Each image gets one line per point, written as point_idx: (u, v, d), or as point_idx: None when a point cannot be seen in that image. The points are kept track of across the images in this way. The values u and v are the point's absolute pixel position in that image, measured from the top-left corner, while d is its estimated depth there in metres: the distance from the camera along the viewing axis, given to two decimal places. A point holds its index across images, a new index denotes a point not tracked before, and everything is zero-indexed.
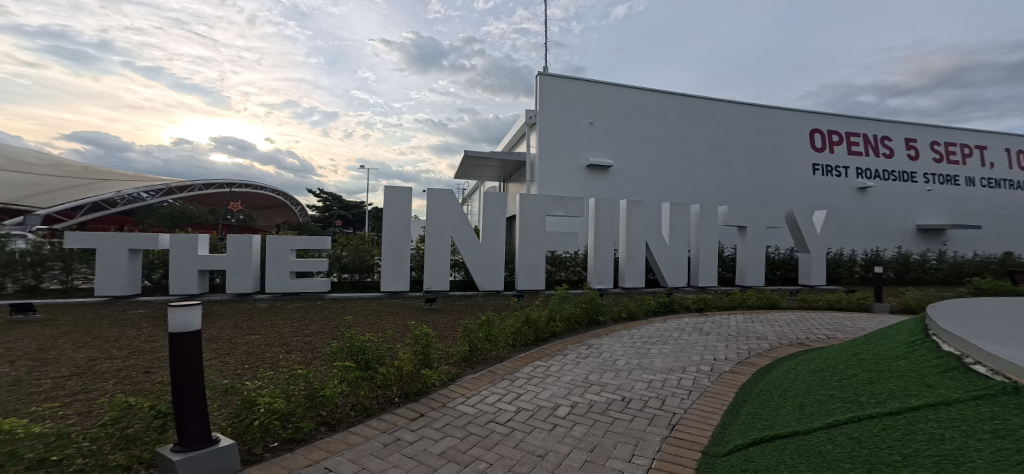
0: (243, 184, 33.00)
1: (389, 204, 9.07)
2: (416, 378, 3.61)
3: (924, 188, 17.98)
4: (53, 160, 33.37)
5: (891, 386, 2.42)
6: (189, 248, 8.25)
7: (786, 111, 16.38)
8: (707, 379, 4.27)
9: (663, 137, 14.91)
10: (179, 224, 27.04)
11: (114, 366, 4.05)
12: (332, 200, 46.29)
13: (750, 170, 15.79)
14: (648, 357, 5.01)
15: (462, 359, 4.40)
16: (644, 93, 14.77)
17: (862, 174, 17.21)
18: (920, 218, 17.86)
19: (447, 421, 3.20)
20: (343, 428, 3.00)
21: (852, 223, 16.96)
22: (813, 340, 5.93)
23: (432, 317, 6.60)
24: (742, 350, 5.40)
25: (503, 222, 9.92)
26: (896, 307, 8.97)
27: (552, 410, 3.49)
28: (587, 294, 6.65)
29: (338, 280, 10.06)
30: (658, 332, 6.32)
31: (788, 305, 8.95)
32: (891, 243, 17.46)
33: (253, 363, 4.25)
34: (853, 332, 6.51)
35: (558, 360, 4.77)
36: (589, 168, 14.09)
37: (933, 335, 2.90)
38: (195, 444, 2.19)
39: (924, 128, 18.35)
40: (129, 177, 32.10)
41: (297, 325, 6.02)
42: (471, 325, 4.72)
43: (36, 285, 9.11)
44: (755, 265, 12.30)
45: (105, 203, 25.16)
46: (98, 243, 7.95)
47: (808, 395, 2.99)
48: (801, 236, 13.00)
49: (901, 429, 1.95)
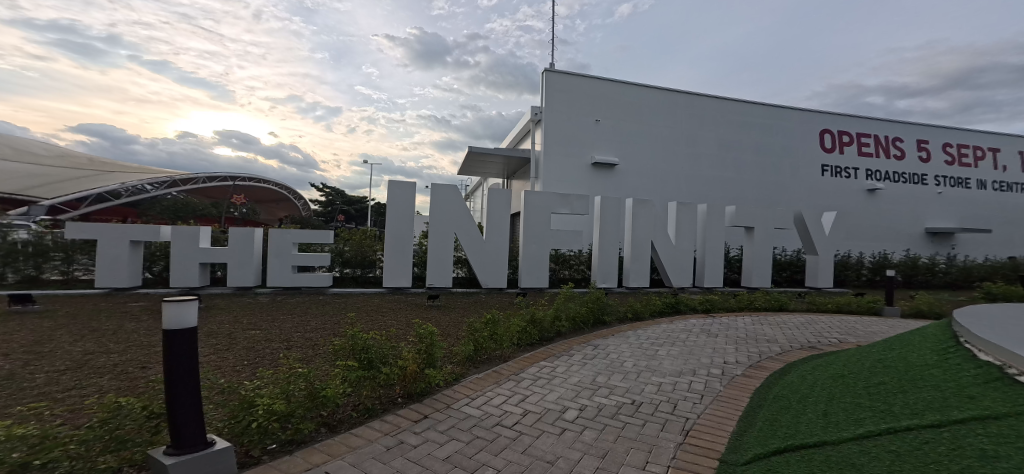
0: (246, 177, 32.92)
1: (392, 199, 8.92)
2: (420, 378, 3.49)
3: (934, 190, 17.74)
4: (60, 151, 33.56)
5: (927, 398, 2.30)
6: (190, 240, 8.14)
7: (797, 111, 16.14)
8: (719, 383, 4.14)
9: (670, 136, 14.73)
10: (182, 217, 27.02)
11: (110, 361, 3.95)
12: (335, 194, 46.16)
13: (758, 170, 15.59)
14: (657, 359, 4.88)
15: (466, 358, 4.25)
16: (651, 92, 14.60)
17: (872, 175, 16.99)
18: (930, 221, 17.64)
19: (452, 424, 3.09)
20: (344, 429, 2.89)
21: (860, 225, 16.80)
22: (825, 344, 5.75)
23: (435, 315, 6.47)
24: (752, 353, 5.25)
25: (507, 219, 9.78)
26: (907, 311, 8.79)
27: (560, 413, 3.37)
28: (592, 293, 6.49)
29: (340, 275, 9.96)
30: (666, 333, 6.18)
31: (797, 307, 8.82)
32: (900, 246, 17.23)
33: (252, 360, 4.15)
34: (866, 336, 6.34)
35: (564, 361, 4.65)
36: (595, 165, 13.93)
37: (967, 344, 2.78)
38: (189, 447, 2.04)
39: (937, 130, 18.09)
40: (134, 169, 32.17)
41: (297, 321, 5.91)
42: (475, 324, 4.59)
43: (37, 276, 9.01)
44: (762, 267, 12.13)
45: (109, 195, 25.28)
46: (99, 234, 7.86)
47: (832, 403, 2.88)
48: (809, 238, 12.84)
49: (946, 444, 1.84)
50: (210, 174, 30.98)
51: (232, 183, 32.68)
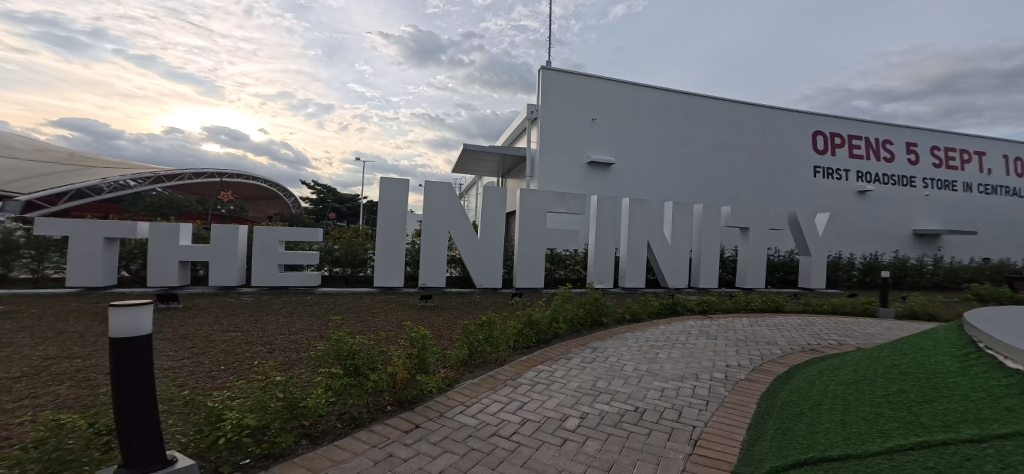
0: (233, 174, 32.14)
1: (383, 196, 8.65)
2: (411, 385, 3.26)
3: (922, 192, 17.92)
4: (39, 146, 32.58)
5: (959, 409, 2.13)
6: (169, 237, 7.78)
7: (790, 113, 16.18)
8: (723, 388, 3.97)
9: (666, 135, 14.64)
10: (165, 213, 27.88)
11: (72, 367, 3.68)
12: (326, 193, 45.38)
13: (752, 170, 15.58)
14: (657, 362, 4.70)
15: (461, 362, 4.03)
16: (647, 91, 14.49)
17: (862, 177, 17.09)
18: (918, 223, 17.82)
19: (445, 434, 2.87)
20: (328, 441, 2.66)
21: (851, 227, 16.90)
22: (825, 346, 5.61)
23: (427, 316, 6.22)
24: (755, 356, 5.08)
25: (502, 217, 9.55)
26: (901, 312, 8.62)
27: (560, 422, 3.16)
28: (590, 294, 6.30)
29: (329, 274, 9.64)
30: (664, 335, 6.01)
31: (793, 308, 8.73)
32: (889, 248, 17.37)
33: (230, 365, 3.90)
34: (865, 338, 6.22)
35: (563, 365, 4.45)
36: (590, 165, 13.79)
37: (987, 349, 2.64)
38: (145, 467, 1.78)
39: (925, 133, 18.27)
40: (116, 164, 31.19)
41: (282, 322, 5.63)
42: (470, 327, 4.35)
43: (5, 275, 8.51)
44: (757, 268, 12.09)
45: (90, 190, 24.43)
46: (72, 231, 7.47)
47: (849, 412, 2.71)
48: (802, 239, 12.82)
49: (992, 462, 1.68)
50: (196, 171, 30.22)
51: (218, 179, 31.91)
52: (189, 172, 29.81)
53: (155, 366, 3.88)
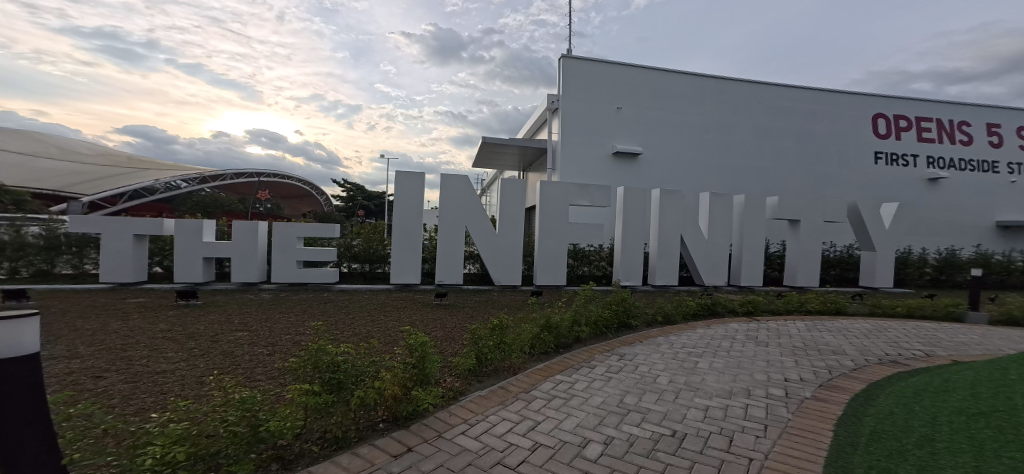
0: (270, 174, 33.33)
1: (400, 190, 8.32)
2: (406, 399, 2.79)
3: (1007, 179, 15.76)
4: (103, 151, 35.17)
5: None
6: (193, 234, 7.80)
7: (846, 95, 14.62)
8: (785, 409, 3.26)
9: (701, 123, 13.58)
10: (211, 212, 28.68)
11: (66, 369, 3.56)
12: (356, 190, 46.26)
13: (801, 157, 14.19)
14: (697, 374, 4.03)
15: (467, 371, 3.55)
16: (680, 77, 13.47)
17: (933, 162, 15.23)
18: (1001, 214, 15.71)
19: (440, 462, 2.39)
20: (301, 467, 2.25)
21: (920, 219, 15.14)
22: (907, 357, 4.67)
23: (438, 316, 5.80)
24: (819, 368, 4.27)
25: (522, 211, 9.01)
26: (994, 317, 7.34)
27: (579, 449, 2.61)
28: (616, 293, 5.64)
29: (349, 271, 9.46)
30: (703, 340, 5.27)
31: (856, 311, 7.66)
32: (966, 242, 15.41)
33: (221, 369, 3.63)
34: (953, 348, 5.19)
35: (584, 375, 3.87)
36: (617, 155, 13.00)
37: None
38: None
39: (1010, 112, 16.04)
40: (168, 167, 33.05)
41: (290, 322, 5.39)
42: (480, 330, 3.82)
43: (49, 271, 8.91)
44: (809, 264, 10.90)
45: (144, 191, 25.99)
46: (104, 228, 7.65)
47: (983, 457, 2.14)
48: (865, 232, 11.43)
49: None
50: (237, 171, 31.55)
51: (257, 179, 33.22)
52: (230, 172, 31.19)
53: (148, 368, 3.67)
